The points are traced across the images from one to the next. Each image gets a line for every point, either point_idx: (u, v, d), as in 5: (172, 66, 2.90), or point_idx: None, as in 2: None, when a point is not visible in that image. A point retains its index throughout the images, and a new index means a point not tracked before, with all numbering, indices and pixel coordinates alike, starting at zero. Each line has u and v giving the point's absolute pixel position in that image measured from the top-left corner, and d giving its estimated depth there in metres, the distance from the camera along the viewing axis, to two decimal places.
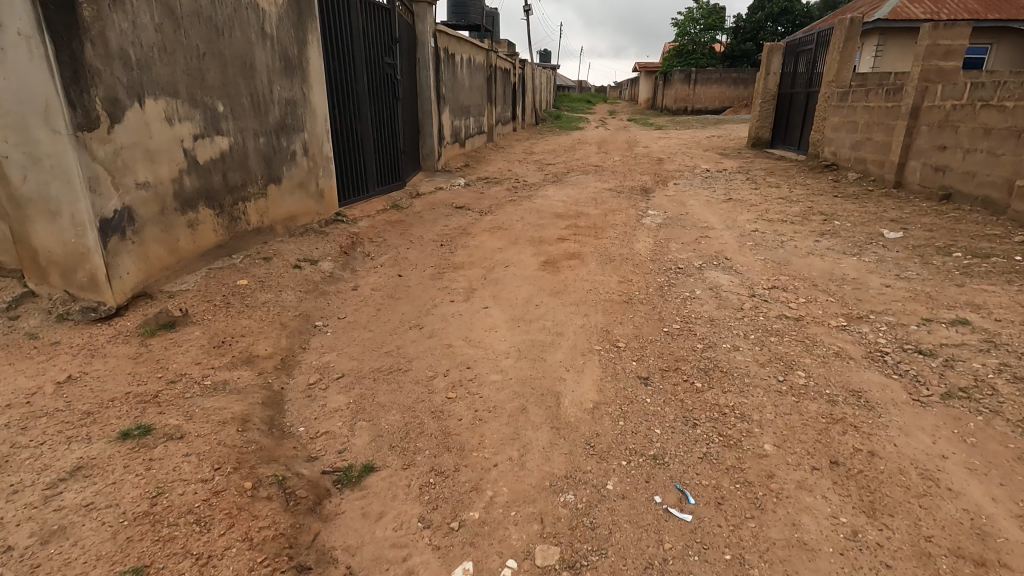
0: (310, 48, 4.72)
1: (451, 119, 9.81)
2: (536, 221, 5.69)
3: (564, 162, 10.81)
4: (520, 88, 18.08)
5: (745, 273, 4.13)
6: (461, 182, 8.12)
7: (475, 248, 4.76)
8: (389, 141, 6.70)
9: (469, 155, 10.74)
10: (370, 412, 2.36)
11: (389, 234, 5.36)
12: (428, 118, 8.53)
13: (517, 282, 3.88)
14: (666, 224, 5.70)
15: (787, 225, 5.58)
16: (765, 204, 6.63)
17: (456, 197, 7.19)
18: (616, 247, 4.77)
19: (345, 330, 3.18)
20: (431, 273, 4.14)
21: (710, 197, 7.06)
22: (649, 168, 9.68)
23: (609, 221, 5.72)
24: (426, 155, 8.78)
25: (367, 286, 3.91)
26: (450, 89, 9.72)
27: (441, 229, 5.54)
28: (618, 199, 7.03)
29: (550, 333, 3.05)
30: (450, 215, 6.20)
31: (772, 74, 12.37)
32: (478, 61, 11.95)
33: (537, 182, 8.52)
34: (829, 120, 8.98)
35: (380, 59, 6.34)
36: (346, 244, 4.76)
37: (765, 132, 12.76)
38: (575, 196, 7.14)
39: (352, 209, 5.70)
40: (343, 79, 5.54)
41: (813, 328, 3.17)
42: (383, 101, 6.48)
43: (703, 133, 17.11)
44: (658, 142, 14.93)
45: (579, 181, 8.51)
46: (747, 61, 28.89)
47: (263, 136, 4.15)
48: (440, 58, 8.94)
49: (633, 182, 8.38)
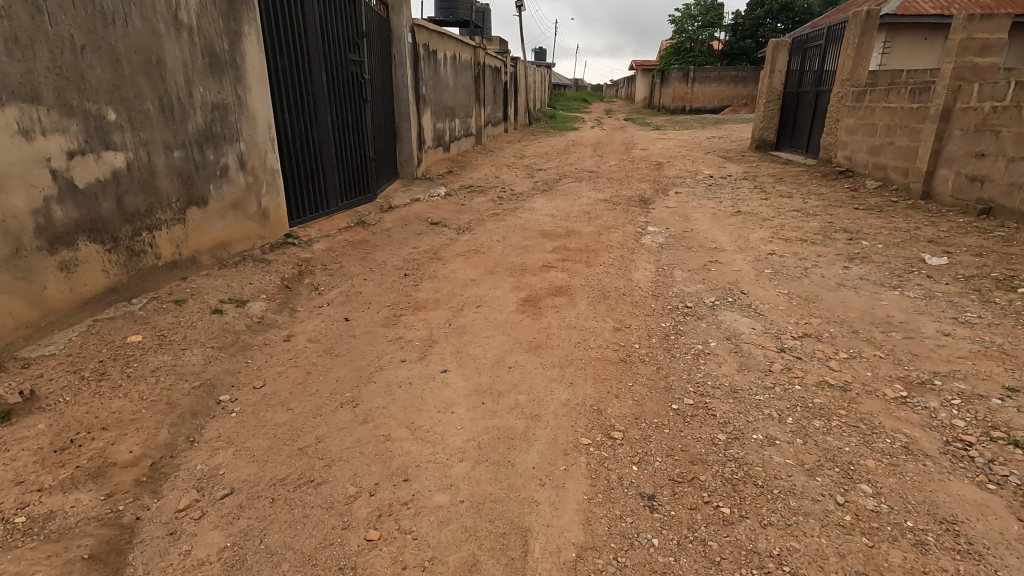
0: (247, 43, 3.99)
1: (433, 122, 9.06)
2: (519, 242, 4.95)
3: (557, 166, 10.07)
4: (511, 87, 17.33)
5: (767, 314, 3.40)
6: (441, 193, 7.37)
7: (444, 279, 4.01)
8: (356, 148, 5.95)
9: (454, 160, 10.00)
10: (249, 569, 1.61)
11: (346, 260, 4.60)
12: (406, 122, 7.82)
13: (488, 330, 3.14)
14: (669, 245, 4.97)
15: (808, 246, 4.85)
16: (779, 218, 5.91)
17: (433, 211, 6.43)
18: (612, 277, 4.03)
19: (255, 408, 2.43)
20: (386, 316, 3.39)
21: (717, 210, 6.34)
22: (648, 175, 8.94)
23: (603, 241, 4.98)
24: (404, 161, 8.04)
25: (303, 336, 3.16)
26: (433, 90, 9.00)
27: (410, 252, 4.79)
28: (614, 212, 6.30)
29: (522, 415, 2.32)
30: (423, 233, 5.45)
31: (777, 72, 11.67)
32: (465, 58, 11.21)
33: (526, 191, 7.78)
34: (842, 121, 8.26)
35: (344, 55, 5.58)
36: (289, 276, 4.01)
37: (770, 133, 12.04)
38: (566, 209, 6.40)
39: (306, 230, 4.94)
40: (295, 78, 4.78)
41: (867, 402, 2.44)
42: (349, 104, 5.76)
43: (703, 134, 16.39)
44: (656, 144, 14.21)
45: (571, 189, 7.77)
46: (747, 59, 28.17)
47: (179, 149, 3.40)
48: (419, 56, 8.23)
49: (631, 190, 7.66)
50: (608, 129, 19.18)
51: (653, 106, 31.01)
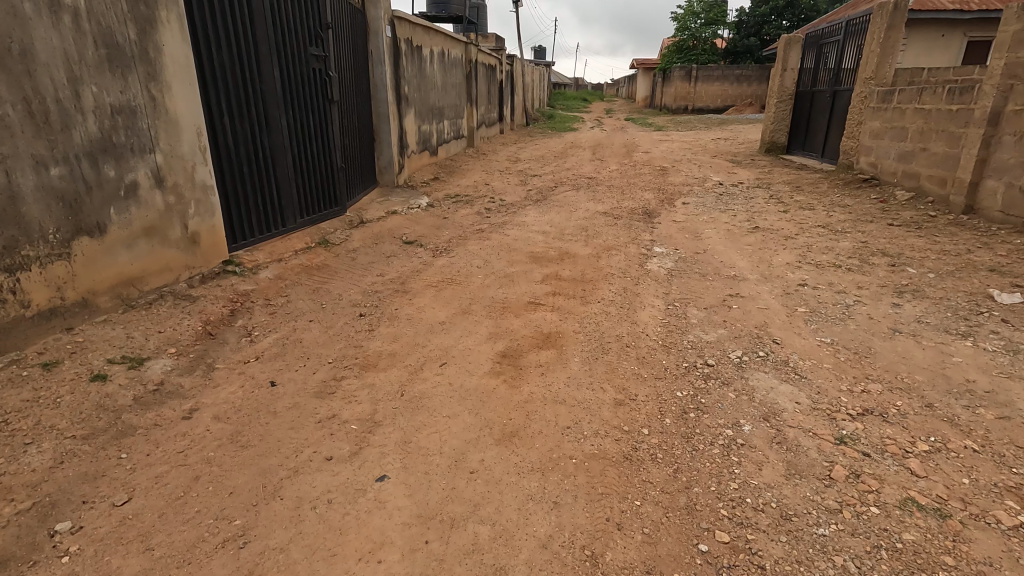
0: (165, 31, 3.25)
1: (418, 123, 8.34)
2: (504, 268, 4.22)
3: (553, 172, 9.35)
4: (507, 86, 16.60)
5: (811, 376, 2.67)
6: (422, 204, 6.64)
7: (407, 322, 3.28)
8: (321, 155, 5.22)
9: (442, 165, 9.27)
10: None
11: (296, 293, 3.86)
12: (385, 126, 7.10)
13: (450, 403, 2.41)
14: (680, 272, 4.24)
15: (844, 274, 4.12)
16: (804, 237, 5.18)
17: (411, 226, 5.70)
18: (613, 318, 3.30)
19: (101, 547, 1.70)
20: (324, 378, 2.66)
21: (731, 226, 5.60)
22: (653, 182, 8.20)
23: (603, 267, 4.26)
24: (383, 167, 7.31)
25: (210, 410, 2.43)
26: (418, 89, 8.26)
27: (373, 282, 4.05)
28: (615, 227, 5.57)
29: (480, 569, 1.58)
30: (395, 255, 4.71)
31: (789, 71, 10.94)
32: (456, 55, 10.48)
33: (518, 201, 7.05)
34: (866, 124, 7.53)
35: (303, 49, 4.84)
36: (216, 318, 3.27)
37: (781, 136, 11.32)
38: (561, 223, 5.67)
39: (253, 254, 4.21)
40: (237, 75, 4.05)
41: (981, 541, 1.69)
42: (311, 104, 5.03)
43: (708, 135, 15.68)
44: (659, 146, 13.53)
45: (568, 199, 7.04)
46: (751, 58, 27.44)
47: (58, 165, 2.66)
48: (401, 52, 7.49)
49: (634, 200, 6.93)
50: (608, 129, 18.46)
51: (654, 106, 30.29)
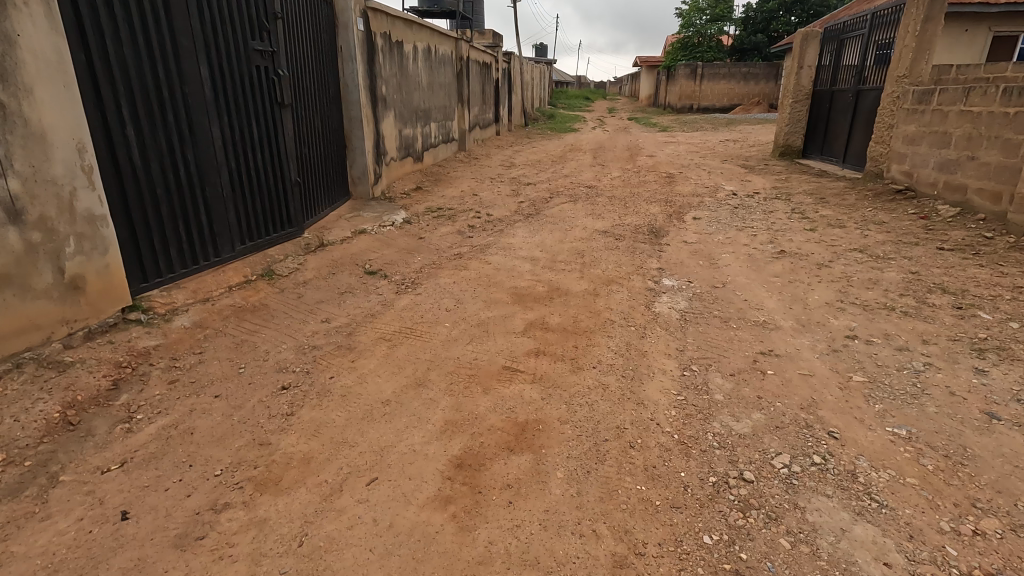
0: (24, 18, 2.48)
1: (399, 127, 7.57)
2: (479, 312, 3.43)
3: (550, 179, 8.58)
4: (503, 85, 15.79)
5: (893, 504, 1.87)
6: (397, 220, 5.86)
7: (340, 400, 2.49)
8: (269, 168, 4.46)
9: (428, 172, 8.49)
10: None
11: (214, 347, 3.07)
12: (359, 131, 6.34)
13: (367, 565, 1.61)
14: (696, 317, 3.45)
15: (899, 320, 3.32)
16: (840, 266, 4.37)
17: (379, 250, 4.92)
18: (612, 394, 2.51)
19: None
20: (200, 505, 1.87)
21: (750, 250, 4.81)
22: (659, 191, 7.41)
23: (601, 309, 3.47)
24: (356, 177, 6.55)
25: (13, 572, 1.64)
26: (399, 89, 7.48)
27: (314, 330, 3.26)
28: (617, 251, 4.79)
29: None
30: (350, 291, 3.93)
31: (806, 68, 10.13)
32: (445, 52, 9.69)
33: (507, 215, 6.26)
34: (898, 128, 6.71)
35: (243, 44, 4.07)
36: (90, 395, 2.49)
37: (797, 138, 10.54)
38: (554, 246, 4.87)
39: (170, 295, 3.43)
40: (148, 74, 3.28)
41: None
42: (256, 109, 4.25)
43: (716, 136, 14.89)
44: (665, 148, 12.74)
45: (563, 213, 6.24)
46: (758, 54, 26.55)
47: None
48: (378, 48, 6.71)
49: (638, 214, 6.14)
50: (610, 130, 17.66)
51: (658, 105, 29.43)
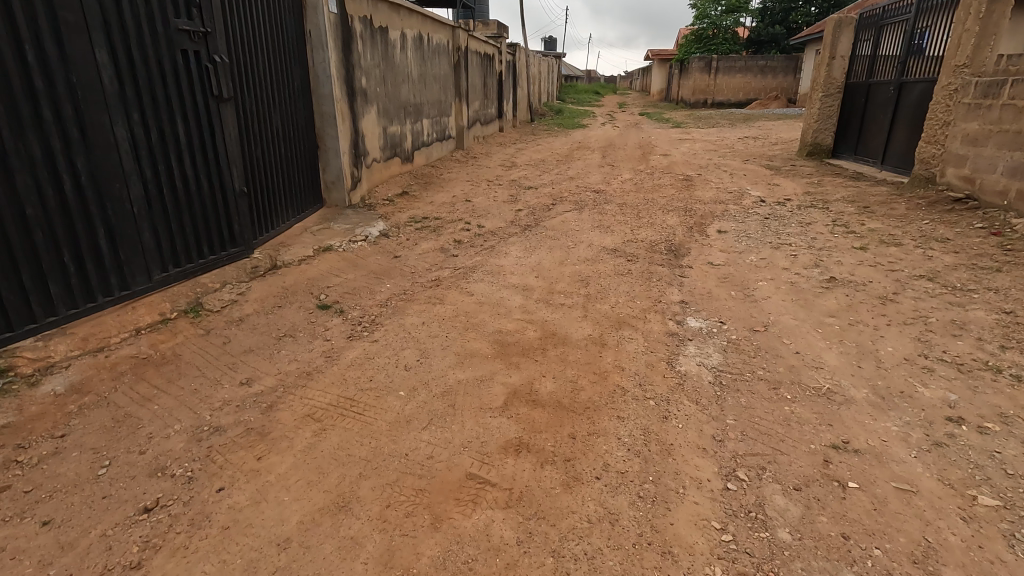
0: None
1: (384, 124, 6.74)
2: (447, 373, 2.61)
3: (554, 182, 7.73)
4: (508, 78, 14.91)
5: None
6: (372, 232, 5.05)
7: (218, 538, 1.67)
8: (206, 177, 3.65)
9: (419, 174, 7.66)
10: None
11: (84, 426, 2.27)
12: (332, 129, 5.53)
13: None
14: (735, 381, 2.60)
15: (1013, 390, 2.45)
16: (909, 300, 3.49)
17: (342, 274, 4.10)
18: (623, 533, 1.67)
19: None
20: None
21: (792, 277, 3.94)
22: (676, 198, 6.54)
23: (609, 368, 2.63)
24: (331, 182, 5.75)
25: None
26: (383, 82, 6.65)
27: (226, 398, 2.45)
28: (629, 276, 3.94)
29: None
30: (292, 334, 3.12)
31: (839, 59, 9.19)
32: (440, 42, 8.83)
33: (502, 226, 5.43)
34: (956, 126, 5.79)
35: (163, 22, 3.25)
36: None
37: (827, 136, 9.62)
38: (553, 270, 4.03)
39: (46, 346, 2.63)
40: (10, 59, 2.48)
41: None
42: (184, 104, 3.44)
43: (734, 133, 13.95)
44: (680, 146, 11.84)
45: (566, 225, 5.40)
46: (777, 47, 25.40)
47: None
48: (356, 34, 5.89)
49: (653, 227, 5.29)
50: (620, 127, 16.76)
51: (671, 99, 28.42)
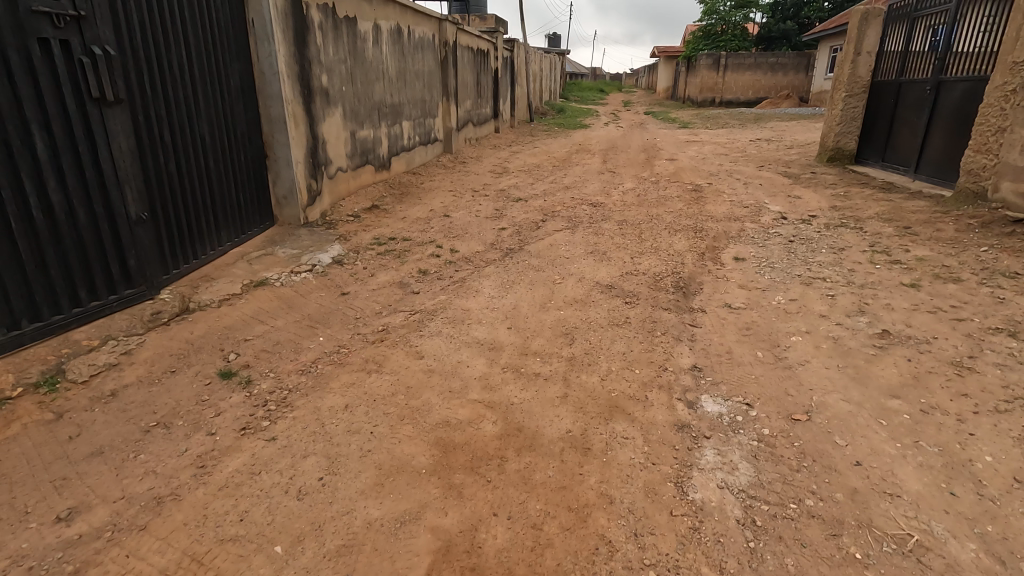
0: None
1: (351, 128, 5.93)
2: (355, 506, 1.80)
3: (548, 192, 6.93)
4: (505, 76, 14.06)
5: None
6: (322, 259, 4.25)
7: None
8: (85, 202, 2.84)
9: (395, 184, 6.86)
10: None
11: None
12: (282, 135, 4.73)
13: None
14: (775, 522, 1.78)
15: None
16: (993, 369, 2.66)
17: (269, 321, 3.30)
18: None
19: None
20: None
21: (833, 329, 3.12)
22: (685, 215, 5.72)
23: (591, 499, 1.82)
24: (281, 197, 4.95)
25: None
26: (350, 79, 5.83)
27: (19, 552, 1.65)
28: (626, 326, 3.13)
29: None
30: (169, 420, 2.32)
31: (864, 56, 8.32)
32: (423, 35, 8.00)
33: (479, 250, 4.62)
34: (1014, 133, 4.93)
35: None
36: None
37: (850, 140, 8.76)
38: (532, 317, 3.22)
39: None
40: None
41: None
42: (46, 110, 2.62)
43: (746, 135, 13.09)
44: (688, 150, 10.99)
45: (555, 249, 4.59)
46: (788, 43, 24.45)
47: None
48: (315, 25, 5.09)
49: (658, 252, 4.47)
50: (624, 127, 15.92)
51: (678, 98, 27.48)
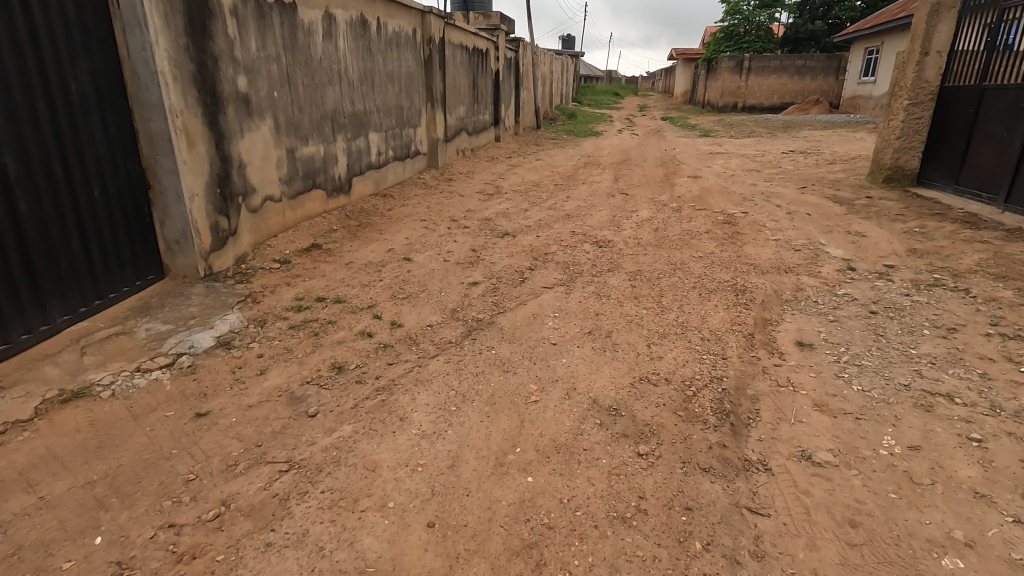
0: None
1: (288, 145, 4.62)
2: None
3: (543, 223, 5.59)
4: (507, 79, 12.73)
5: None
6: (199, 343, 2.94)
7: None
8: None
9: (354, 212, 5.55)
10: None
11: None
12: (167, 160, 3.44)
13: None
14: None
15: None
16: None
17: (42, 484, 1.98)
18: None
19: None
20: None
21: (1014, 537, 1.74)
22: (719, 263, 4.33)
23: None
24: (173, 241, 3.65)
25: None
26: (284, 82, 4.52)
27: None
28: (639, 522, 1.78)
29: None
30: None
31: (932, 57, 6.86)
32: (400, 29, 6.69)
33: (432, 325, 3.29)
34: None
35: None
36: None
37: (912, 158, 7.29)
38: (475, 495, 1.87)
39: None
40: None
41: None
42: None
43: (777, 146, 11.62)
44: (713, 164, 9.56)
45: (539, 325, 3.24)
46: (815, 45, 22.85)
47: None
48: (225, 10, 3.79)
49: (684, 335, 3.10)
50: (638, 135, 14.50)
51: (696, 102, 25.96)
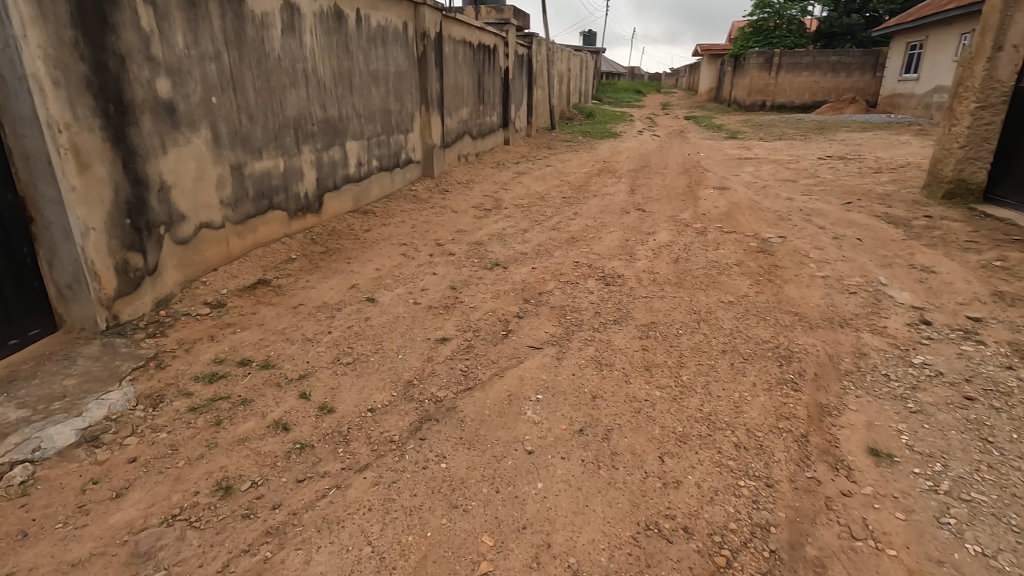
0: None
1: (233, 160, 3.86)
2: None
3: (541, 250, 4.75)
4: (518, 77, 11.87)
5: None
6: (52, 443, 2.18)
7: None
8: None
9: (322, 235, 4.78)
10: None
11: None
12: (48, 187, 2.70)
13: None
14: None
15: None
16: None
17: None
18: None
19: None
20: None
21: None
22: (754, 312, 3.45)
23: None
24: (64, 287, 2.91)
25: None
26: (226, 85, 3.76)
27: None
28: None
29: None
30: None
31: (1008, 52, 5.82)
32: (387, 23, 5.92)
33: (374, 409, 2.49)
34: None
35: None
36: None
37: (978, 170, 6.26)
38: None
39: None
40: None
41: None
42: None
43: (812, 151, 10.55)
44: (742, 172, 8.58)
45: (513, 415, 2.41)
46: (851, 40, 21.48)
47: None
48: None
49: (711, 438, 2.25)
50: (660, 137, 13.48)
51: (722, 100, 24.73)
